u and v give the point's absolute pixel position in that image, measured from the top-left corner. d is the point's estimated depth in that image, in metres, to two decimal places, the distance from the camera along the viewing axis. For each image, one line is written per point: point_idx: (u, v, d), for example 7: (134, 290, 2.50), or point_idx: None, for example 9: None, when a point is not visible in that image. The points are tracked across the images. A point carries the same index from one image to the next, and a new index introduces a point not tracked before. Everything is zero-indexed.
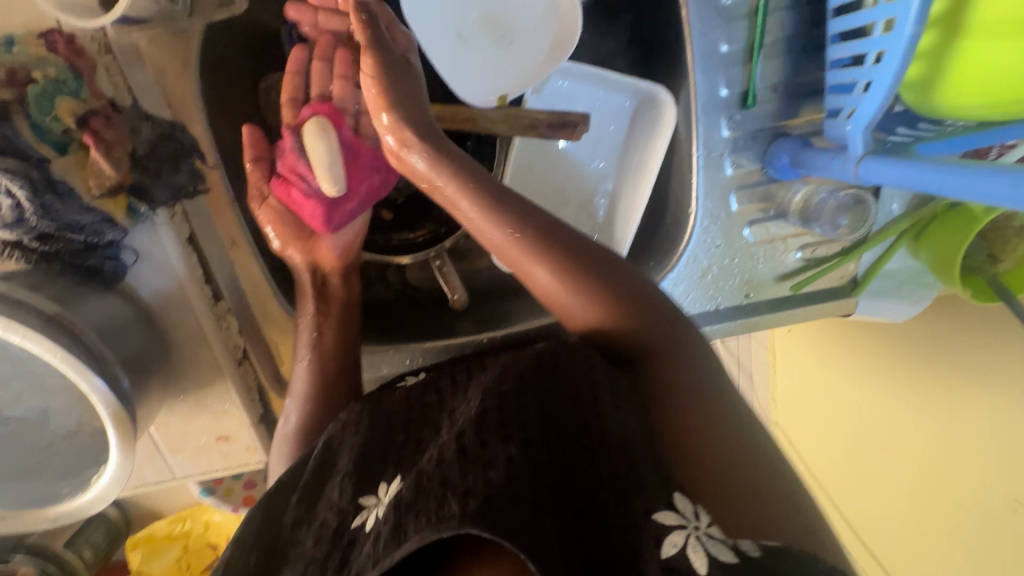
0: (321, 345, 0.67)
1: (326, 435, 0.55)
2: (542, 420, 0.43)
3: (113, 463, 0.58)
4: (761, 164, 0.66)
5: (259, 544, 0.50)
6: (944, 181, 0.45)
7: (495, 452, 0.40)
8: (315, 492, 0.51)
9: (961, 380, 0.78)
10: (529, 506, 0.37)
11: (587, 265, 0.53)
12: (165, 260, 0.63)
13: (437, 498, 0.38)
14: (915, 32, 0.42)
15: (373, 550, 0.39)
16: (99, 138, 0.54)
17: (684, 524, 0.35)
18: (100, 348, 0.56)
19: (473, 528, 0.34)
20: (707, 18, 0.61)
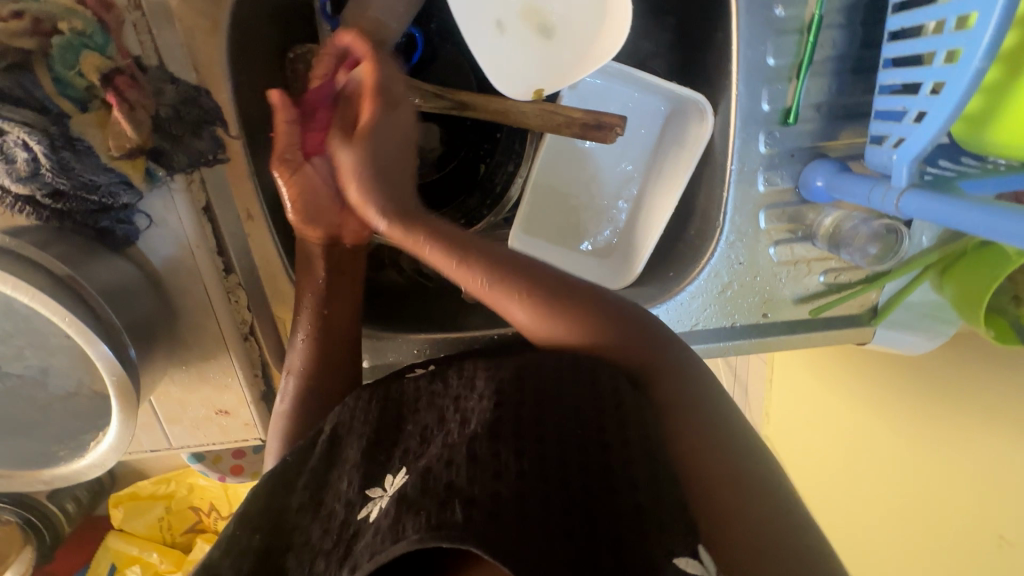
0: (327, 323, 0.64)
1: (333, 419, 0.55)
2: (554, 436, 0.42)
3: (112, 431, 0.57)
4: (795, 184, 0.65)
5: (262, 524, 0.49)
6: (985, 224, 0.44)
7: (503, 461, 0.40)
8: (320, 477, 0.51)
9: (954, 414, 0.78)
10: (528, 518, 0.37)
11: (571, 300, 0.54)
12: (178, 228, 0.61)
13: (439, 501, 0.37)
14: (982, 66, 0.41)
15: (372, 541, 0.39)
16: (122, 98, 0.52)
17: (707, 573, 0.36)
18: (108, 313, 0.54)
19: (473, 544, 0.34)
20: (758, 29, 0.59)
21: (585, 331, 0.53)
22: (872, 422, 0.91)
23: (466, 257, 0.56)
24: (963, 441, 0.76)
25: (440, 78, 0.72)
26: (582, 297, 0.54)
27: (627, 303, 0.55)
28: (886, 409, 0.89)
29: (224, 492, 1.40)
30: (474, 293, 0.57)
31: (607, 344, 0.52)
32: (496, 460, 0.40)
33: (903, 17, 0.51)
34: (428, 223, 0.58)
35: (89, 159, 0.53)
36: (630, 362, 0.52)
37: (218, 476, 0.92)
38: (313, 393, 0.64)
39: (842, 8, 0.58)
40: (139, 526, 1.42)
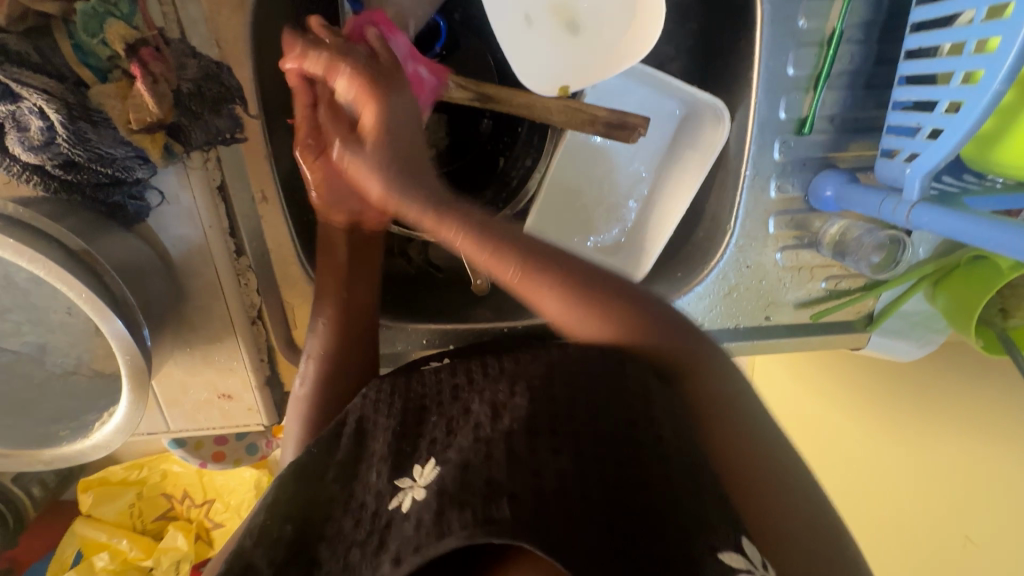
0: (346, 304, 0.64)
1: (356, 413, 0.56)
2: (586, 429, 0.44)
3: (120, 411, 0.55)
4: (804, 192, 0.67)
5: (293, 514, 0.49)
6: (992, 239, 0.47)
7: (543, 459, 0.41)
8: (349, 471, 0.52)
9: (946, 415, 0.79)
10: (573, 510, 0.38)
11: (607, 293, 0.51)
12: (192, 207, 0.60)
13: (483, 497, 0.39)
14: (1001, 89, 0.43)
15: (414, 535, 0.40)
16: (147, 70, 0.51)
17: (750, 569, 0.37)
18: (122, 290, 0.53)
19: (525, 539, 0.36)
20: (780, 39, 0.60)
21: (622, 321, 0.51)
22: (846, 420, 0.95)
23: (499, 246, 0.51)
24: (949, 442, 0.78)
25: (461, 69, 0.72)
26: (619, 288, 0.52)
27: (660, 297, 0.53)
28: (875, 409, 0.90)
29: (199, 478, 1.39)
30: (506, 283, 0.52)
31: (645, 337, 0.50)
32: (535, 459, 0.41)
33: (920, 36, 0.53)
34: (463, 211, 0.51)
35: (107, 131, 0.52)
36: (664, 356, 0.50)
37: (199, 462, 0.87)
38: (331, 377, 0.63)
39: (861, 24, 0.60)
40: (108, 513, 1.37)
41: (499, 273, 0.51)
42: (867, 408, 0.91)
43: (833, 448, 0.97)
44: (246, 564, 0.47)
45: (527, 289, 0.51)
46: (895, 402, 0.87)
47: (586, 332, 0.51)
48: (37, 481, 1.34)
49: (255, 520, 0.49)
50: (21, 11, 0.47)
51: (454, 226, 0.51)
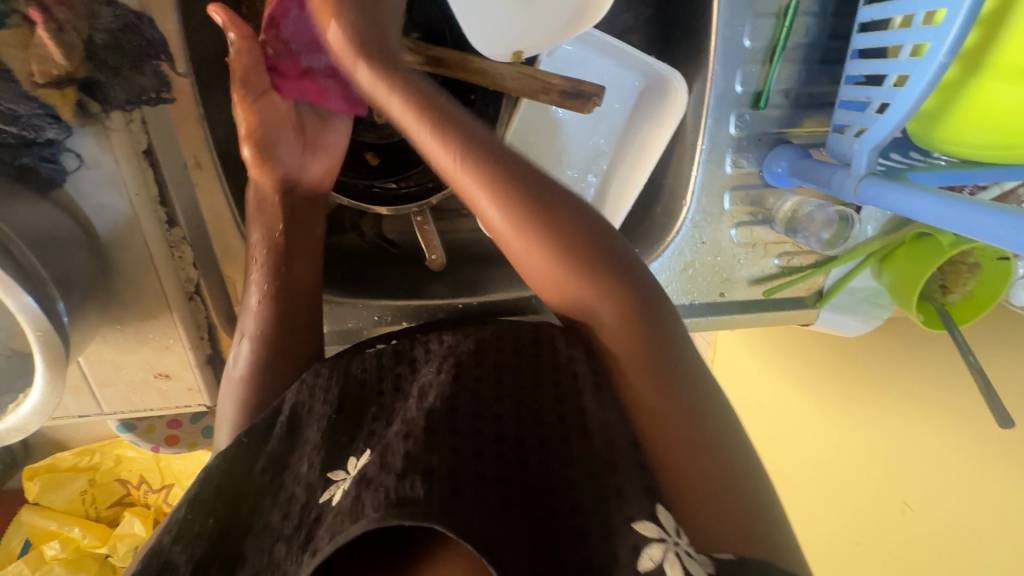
0: (285, 284, 0.61)
1: (290, 399, 0.53)
2: (515, 419, 0.44)
3: (37, 391, 0.51)
4: (759, 168, 0.66)
5: (219, 509, 0.47)
6: (938, 215, 0.47)
7: (465, 446, 0.42)
8: (280, 459, 0.50)
9: (895, 391, 0.81)
10: (491, 503, 0.38)
11: (543, 208, 0.50)
12: (114, 171, 0.55)
13: (397, 475, 0.39)
14: (944, 62, 0.43)
15: (334, 523, 0.40)
16: (50, 16, 0.46)
17: (663, 538, 0.37)
18: (32, 262, 0.49)
19: (436, 521, 0.35)
20: (736, 9, 0.59)
21: (549, 250, 0.50)
22: (799, 400, 0.96)
23: (440, 129, 0.50)
24: (900, 421, 0.79)
25: (412, 32, 0.68)
26: (557, 210, 0.50)
27: (599, 222, 0.52)
28: (817, 380, 0.93)
29: (154, 463, 1.33)
30: (447, 173, 0.51)
31: (573, 270, 0.50)
32: (456, 440, 0.42)
33: (872, 9, 0.53)
34: (403, 72, 0.52)
35: (5, 84, 0.47)
36: (586, 301, 0.50)
37: (146, 445, 0.82)
38: (268, 357, 0.60)
39: None
40: (57, 500, 1.31)
41: (436, 153, 0.51)
42: (817, 388, 0.93)
43: (784, 418, 0.99)
44: (163, 562, 0.44)
45: (469, 187, 0.50)
46: (843, 378, 0.88)
47: (520, 250, 0.51)
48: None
49: (176, 514, 0.47)
50: None
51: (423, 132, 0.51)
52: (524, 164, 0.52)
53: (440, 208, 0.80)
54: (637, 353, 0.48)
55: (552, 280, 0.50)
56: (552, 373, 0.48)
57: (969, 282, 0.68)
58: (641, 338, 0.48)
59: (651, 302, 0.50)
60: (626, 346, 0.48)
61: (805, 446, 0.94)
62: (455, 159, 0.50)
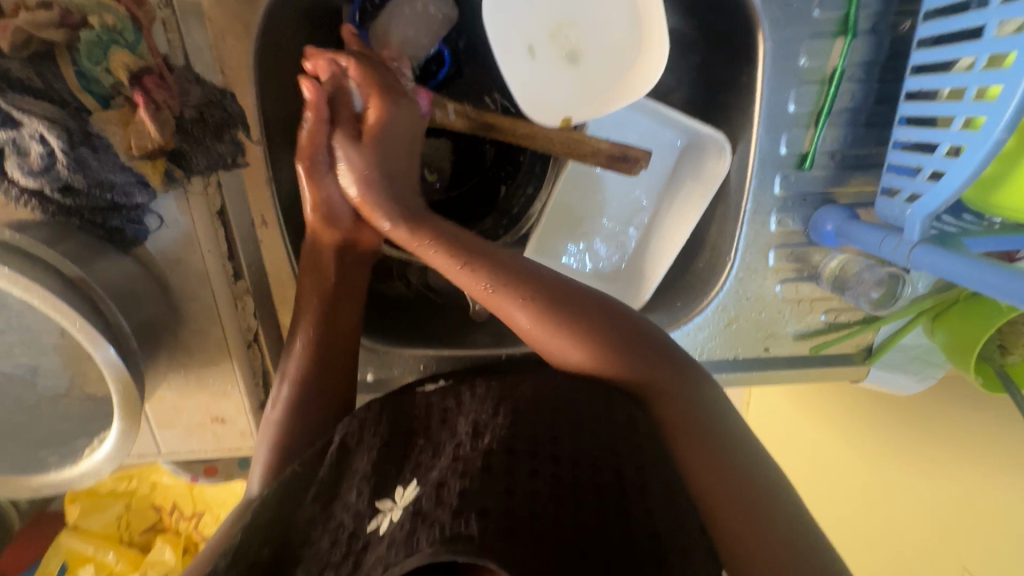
0: (330, 331, 0.63)
1: (342, 431, 0.55)
2: (571, 457, 0.45)
3: (111, 439, 0.54)
4: (804, 226, 0.67)
5: (271, 539, 0.51)
6: (996, 284, 0.46)
7: (517, 481, 0.42)
8: (329, 492, 0.53)
9: (899, 434, 0.84)
10: (545, 548, 0.39)
11: (567, 307, 0.55)
12: (190, 230, 0.60)
13: (453, 513, 0.40)
14: (1002, 138, 0.43)
15: (386, 554, 0.42)
16: (149, 98, 0.50)
17: None
18: (116, 317, 0.53)
19: (490, 559, 0.37)
20: (782, 76, 0.60)
21: (581, 344, 0.54)
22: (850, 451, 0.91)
23: (472, 262, 0.56)
24: (908, 460, 0.82)
25: (464, 98, 0.72)
26: (560, 295, 0.56)
27: (623, 312, 0.57)
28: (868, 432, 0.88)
29: (188, 492, 1.35)
30: (481, 299, 0.57)
31: (604, 357, 0.54)
32: (511, 478, 0.42)
33: (920, 79, 0.53)
34: (433, 228, 0.59)
35: (108, 156, 0.51)
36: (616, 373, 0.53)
37: (188, 477, 0.82)
38: (306, 400, 0.62)
39: (861, 63, 0.60)
40: (94, 525, 1.34)
41: (471, 286, 0.57)
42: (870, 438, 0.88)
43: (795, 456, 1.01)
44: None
45: (501, 303, 0.56)
46: (900, 432, 0.84)
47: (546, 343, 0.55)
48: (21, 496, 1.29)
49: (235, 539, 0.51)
50: (24, 37, 0.46)
51: (410, 234, 0.59)
52: (548, 270, 0.58)
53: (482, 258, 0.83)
54: (691, 419, 0.52)
55: (580, 366, 0.54)
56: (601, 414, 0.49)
57: None
58: (691, 409, 0.52)
59: (677, 361, 0.55)
60: (683, 417, 0.52)
61: (818, 487, 0.96)
62: (488, 291, 0.56)
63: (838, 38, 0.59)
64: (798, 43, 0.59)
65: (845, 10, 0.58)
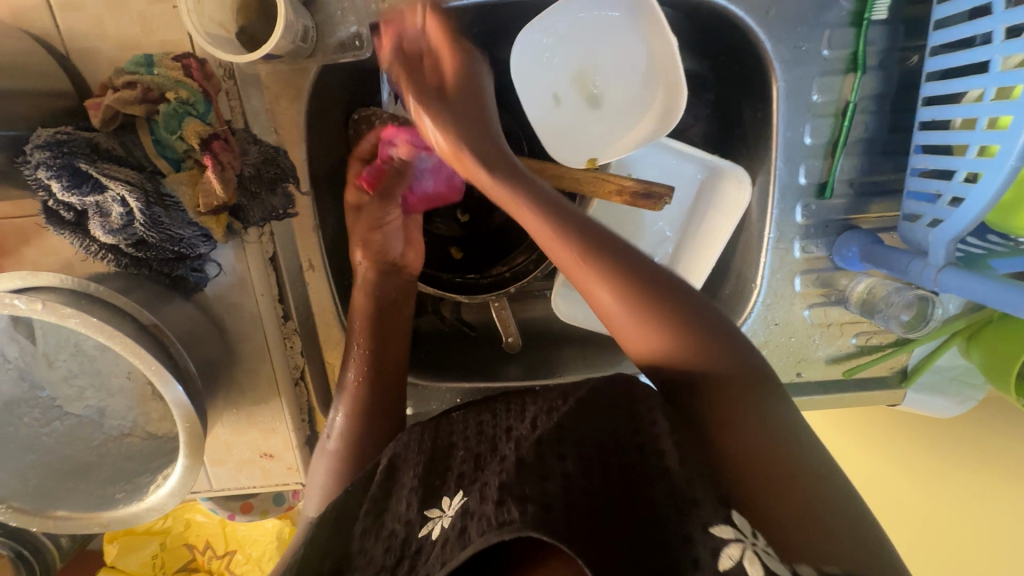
0: (378, 364, 0.67)
1: (389, 452, 0.60)
2: (597, 443, 0.47)
3: (175, 474, 0.57)
4: (829, 252, 0.68)
5: (330, 552, 0.54)
6: None
7: (551, 467, 0.45)
8: (379, 504, 0.56)
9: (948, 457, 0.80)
10: (587, 518, 0.41)
11: (595, 236, 0.53)
12: (245, 276, 0.65)
13: (497, 502, 0.43)
14: (1015, 165, 0.45)
15: (441, 553, 0.46)
16: (217, 160, 0.55)
17: (740, 538, 0.37)
18: (184, 359, 0.56)
19: (534, 531, 0.39)
20: (796, 112, 0.63)
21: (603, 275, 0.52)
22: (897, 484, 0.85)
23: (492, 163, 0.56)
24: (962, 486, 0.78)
25: None
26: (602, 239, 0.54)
27: (654, 265, 0.54)
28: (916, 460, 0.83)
29: (221, 528, 1.38)
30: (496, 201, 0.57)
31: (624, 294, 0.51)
32: (543, 462, 0.45)
33: (932, 110, 0.55)
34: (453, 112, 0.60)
35: (177, 213, 0.56)
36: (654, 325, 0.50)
37: (229, 514, 0.84)
38: (357, 430, 0.65)
39: (872, 96, 0.63)
40: (132, 563, 1.36)
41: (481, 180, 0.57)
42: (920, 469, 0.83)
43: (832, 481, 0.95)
44: None
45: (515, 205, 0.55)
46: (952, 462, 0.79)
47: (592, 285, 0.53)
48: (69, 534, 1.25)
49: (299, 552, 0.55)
50: (112, 114, 0.53)
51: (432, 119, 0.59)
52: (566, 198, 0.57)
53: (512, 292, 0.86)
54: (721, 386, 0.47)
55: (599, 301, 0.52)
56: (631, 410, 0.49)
57: None
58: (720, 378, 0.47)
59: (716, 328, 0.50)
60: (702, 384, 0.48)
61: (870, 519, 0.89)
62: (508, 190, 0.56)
63: (848, 74, 0.62)
64: (809, 80, 0.62)
65: (853, 48, 0.61)
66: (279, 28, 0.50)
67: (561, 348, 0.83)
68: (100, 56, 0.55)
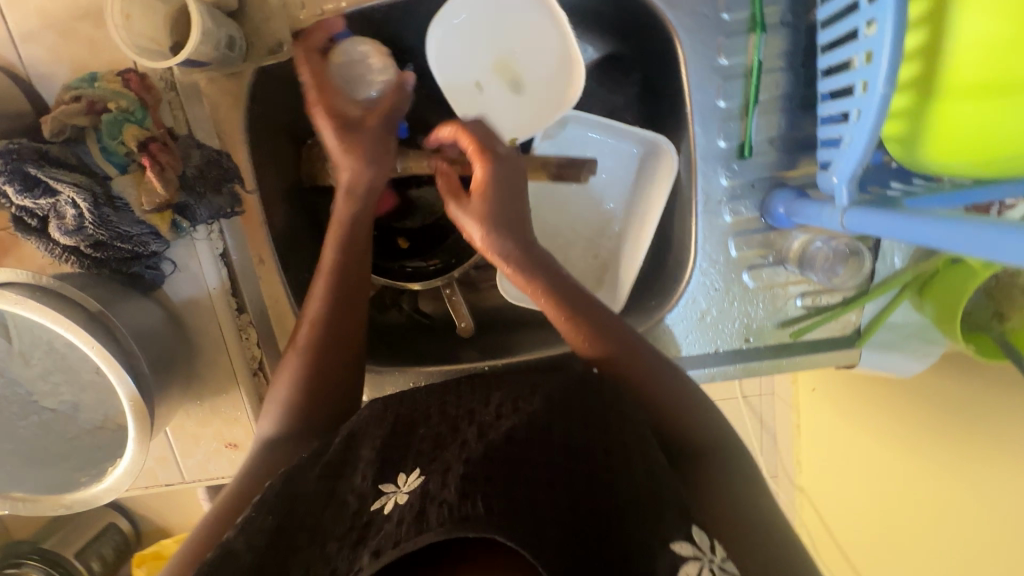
0: (341, 297, 0.64)
1: (349, 424, 0.60)
2: (564, 443, 0.52)
3: (128, 455, 0.61)
4: (760, 212, 0.68)
5: (275, 508, 0.52)
6: (925, 233, 0.45)
7: (519, 468, 0.48)
8: (334, 471, 0.55)
9: (937, 430, 0.84)
10: (553, 527, 0.44)
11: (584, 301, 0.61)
12: (198, 272, 0.70)
13: (459, 495, 0.44)
14: (886, 92, 0.46)
15: (394, 531, 0.44)
16: (155, 160, 0.60)
17: (699, 556, 0.46)
18: (131, 346, 0.61)
19: (499, 533, 0.41)
20: (705, 76, 0.65)
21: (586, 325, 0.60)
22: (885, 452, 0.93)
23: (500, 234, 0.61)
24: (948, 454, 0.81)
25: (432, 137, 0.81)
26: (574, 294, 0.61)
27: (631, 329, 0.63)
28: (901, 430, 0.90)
29: None
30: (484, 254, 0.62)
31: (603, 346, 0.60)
32: (513, 459, 0.48)
33: (828, 56, 0.56)
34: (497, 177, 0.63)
35: (126, 213, 0.61)
36: (613, 357, 0.60)
37: None
38: (317, 362, 0.63)
39: (781, 53, 0.64)
40: None
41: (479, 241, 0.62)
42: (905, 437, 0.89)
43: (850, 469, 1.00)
44: (224, 550, 0.49)
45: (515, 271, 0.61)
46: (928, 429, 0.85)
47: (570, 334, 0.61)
48: (97, 557, 1.24)
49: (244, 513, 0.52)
50: (60, 126, 0.59)
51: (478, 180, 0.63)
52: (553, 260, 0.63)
53: (468, 282, 0.89)
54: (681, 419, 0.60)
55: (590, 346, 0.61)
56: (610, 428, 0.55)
57: None
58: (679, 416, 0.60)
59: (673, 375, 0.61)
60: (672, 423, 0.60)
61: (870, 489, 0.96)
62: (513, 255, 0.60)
63: (751, 34, 0.63)
64: (713, 44, 0.64)
65: (752, 9, 0.62)
66: (195, 34, 0.56)
67: (514, 332, 0.85)
68: (54, 78, 0.62)
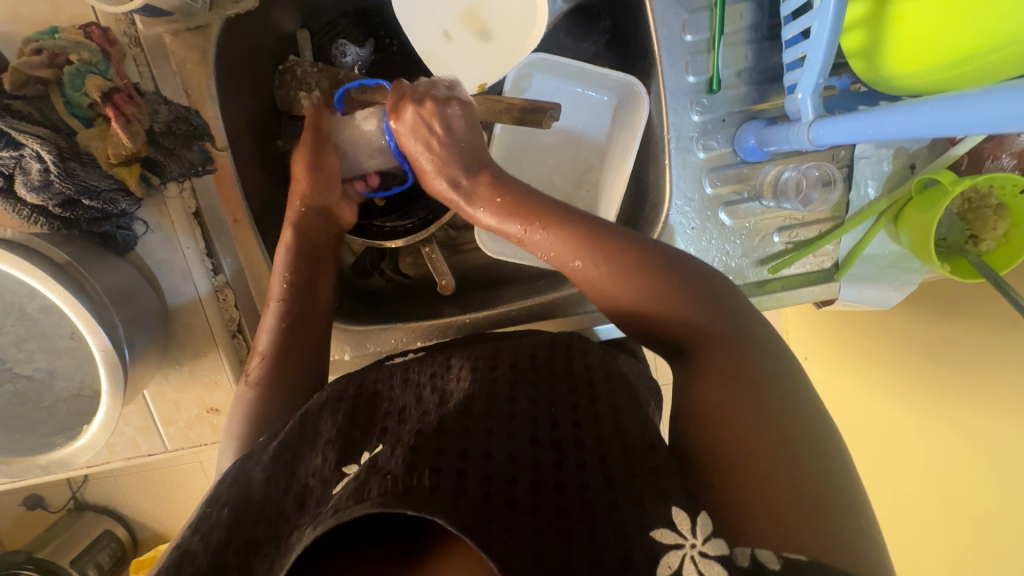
0: (300, 293, 0.68)
1: (304, 408, 0.58)
2: (528, 411, 0.51)
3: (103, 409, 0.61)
4: (732, 147, 0.68)
5: (231, 500, 0.50)
6: (937, 123, 0.42)
7: (475, 444, 0.46)
8: (291, 453, 0.54)
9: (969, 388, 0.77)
10: (502, 505, 0.41)
11: (603, 236, 0.56)
12: (172, 232, 0.70)
13: (406, 467, 0.42)
14: None
15: (338, 502, 0.43)
16: (120, 112, 0.60)
17: (681, 543, 0.39)
18: (104, 301, 0.59)
19: (437, 516, 0.39)
20: (670, 10, 0.66)
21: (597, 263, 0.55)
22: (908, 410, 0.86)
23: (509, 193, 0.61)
24: (993, 417, 0.74)
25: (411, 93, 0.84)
26: (591, 224, 0.57)
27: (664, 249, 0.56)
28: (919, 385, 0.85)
29: None
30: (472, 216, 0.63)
31: (626, 274, 0.54)
32: (467, 432, 0.47)
33: None
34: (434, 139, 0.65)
35: (92, 168, 0.60)
36: (632, 294, 0.54)
37: None
38: (281, 351, 0.65)
39: None
40: None
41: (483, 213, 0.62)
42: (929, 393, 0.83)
43: (865, 440, 0.93)
44: (182, 551, 0.48)
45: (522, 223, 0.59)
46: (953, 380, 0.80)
47: (619, 293, 0.54)
48: (93, 565, 1.24)
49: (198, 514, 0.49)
50: (22, 79, 0.57)
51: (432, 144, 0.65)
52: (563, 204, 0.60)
53: (448, 244, 0.89)
54: (740, 363, 0.48)
55: (608, 290, 0.55)
56: (569, 398, 0.53)
57: (999, 225, 0.64)
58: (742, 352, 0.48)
59: (720, 294, 0.52)
60: (728, 358, 0.48)
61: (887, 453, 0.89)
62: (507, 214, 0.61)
63: None
64: None
65: None
66: None
67: (496, 290, 0.85)
68: (15, 37, 0.62)
